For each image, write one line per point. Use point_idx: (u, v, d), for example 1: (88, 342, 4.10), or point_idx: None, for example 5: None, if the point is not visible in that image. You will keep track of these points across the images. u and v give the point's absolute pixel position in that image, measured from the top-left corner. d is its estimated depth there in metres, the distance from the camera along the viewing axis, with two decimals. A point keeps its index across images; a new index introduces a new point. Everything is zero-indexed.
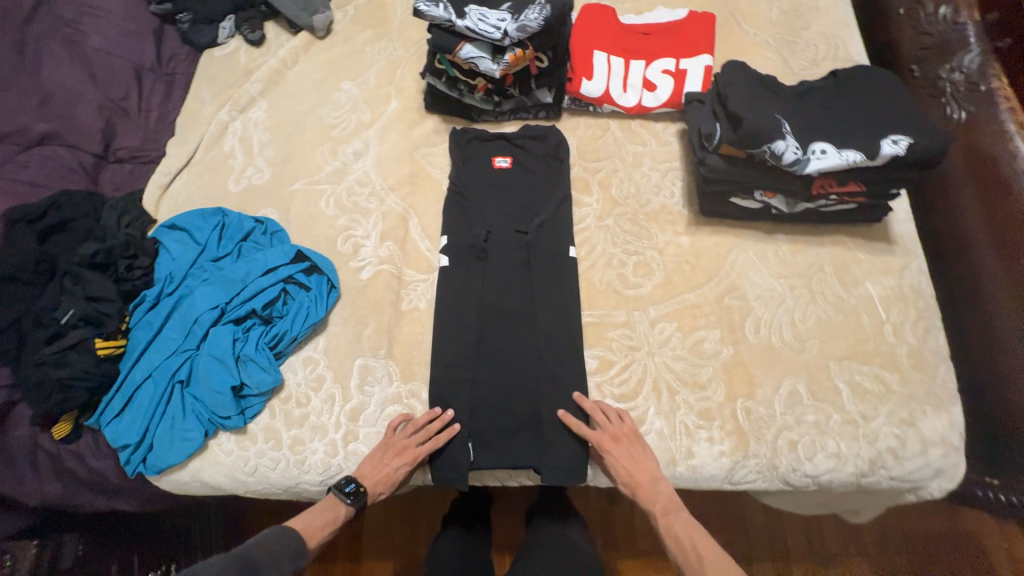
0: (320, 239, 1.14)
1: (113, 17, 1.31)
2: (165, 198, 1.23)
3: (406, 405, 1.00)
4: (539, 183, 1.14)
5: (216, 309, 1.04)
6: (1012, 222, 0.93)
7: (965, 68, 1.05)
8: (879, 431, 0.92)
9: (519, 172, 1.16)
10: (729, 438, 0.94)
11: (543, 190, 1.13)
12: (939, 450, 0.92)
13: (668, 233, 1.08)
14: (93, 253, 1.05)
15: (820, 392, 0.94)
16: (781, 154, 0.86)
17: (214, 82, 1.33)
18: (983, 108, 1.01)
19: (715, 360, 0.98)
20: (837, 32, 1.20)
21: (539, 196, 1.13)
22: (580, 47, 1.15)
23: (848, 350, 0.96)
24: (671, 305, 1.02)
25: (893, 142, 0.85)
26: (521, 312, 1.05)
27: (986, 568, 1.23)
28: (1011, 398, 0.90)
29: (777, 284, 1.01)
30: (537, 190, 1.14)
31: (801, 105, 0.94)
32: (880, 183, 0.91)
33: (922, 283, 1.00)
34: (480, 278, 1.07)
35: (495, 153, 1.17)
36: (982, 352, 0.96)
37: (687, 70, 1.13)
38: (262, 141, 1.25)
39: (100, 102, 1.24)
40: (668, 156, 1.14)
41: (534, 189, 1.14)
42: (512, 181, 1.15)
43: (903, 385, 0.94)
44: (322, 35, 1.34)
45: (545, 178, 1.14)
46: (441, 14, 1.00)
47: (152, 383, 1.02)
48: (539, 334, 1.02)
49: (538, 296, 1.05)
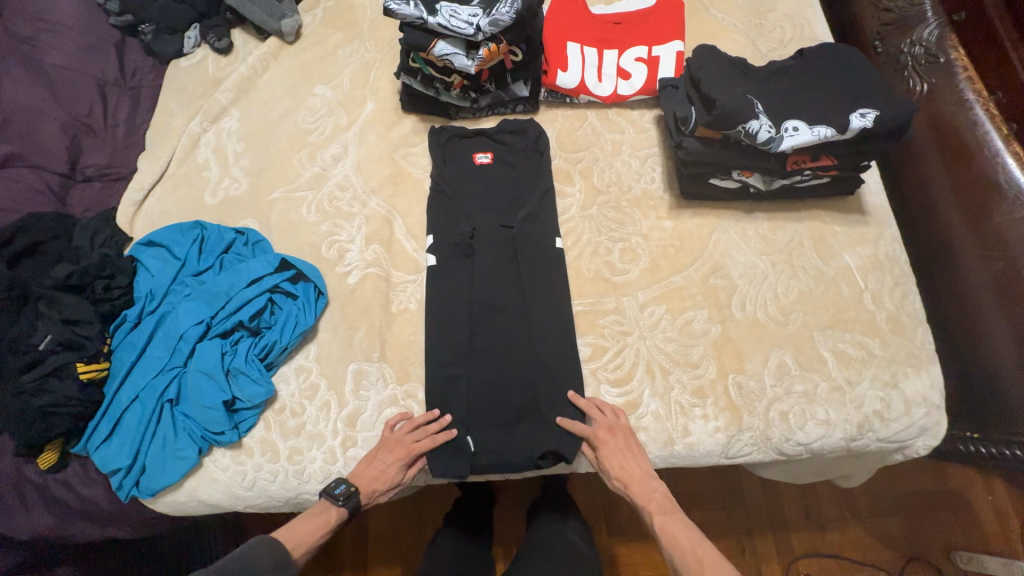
0: (304, 247, 1.13)
1: (71, 31, 1.26)
2: (139, 215, 1.20)
3: (403, 406, 1.00)
4: (521, 177, 1.15)
5: (202, 324, 1.02)
6: (977, 186, 0.97)
7: (925, 42, 1.09)
8: (865, 396, 0.95)
9: (501, 168, 1.16)
10: (723, 413, 0.96)
11: (525, 184, 1.14)
12: (923, 410, 0.95)
13: (651, 219, 1.10)
14: (67, 276, 1.02)
15: (807, 363, 0.97)
16: (755, 133, 0.88)
17: (183, 94, 1.30)
18: (944, 80, 1.05)
19: (704, 339, 1.00)
20: (801, 12, 1.23)
21: (522, 190, 1.14)
22: (553, 39, 1.16)
23: (831, 321, 0.98)
24: (658, 288, 1.04)
25: (861, 115, 0.87)
26: (512, 305, 1.06)
27: (972, 520, 1.28)
28: (986, 354, 0.95)
29: (759, 262, 1.03)
30: (519, 184, 1.14)
31: (771, 85, 0.96)
32: (852, 156, 0.93)
33: (897, 251, 1.03)
34: (469, 276, 1.07)
35: (475, 149, 1.17)
36: (955, 313, 1.00)
37: (660, 57, 1.15)
38: (236, 151, 1.23)
39: (64, 120, 1.20)
40: (647, 142, 1.16)
41: (516, 183, 1.15)
42: (494, 177, 1.16)
43: (885, 350, 0.97)
44: (291, 40, 1.31)
45: (527, 171, 1.15)
46: (412, 12, 0.99)
47: (140, 404, 1.00)
48: (532, 325, 1.03)
49: (527, 288, 1.05)
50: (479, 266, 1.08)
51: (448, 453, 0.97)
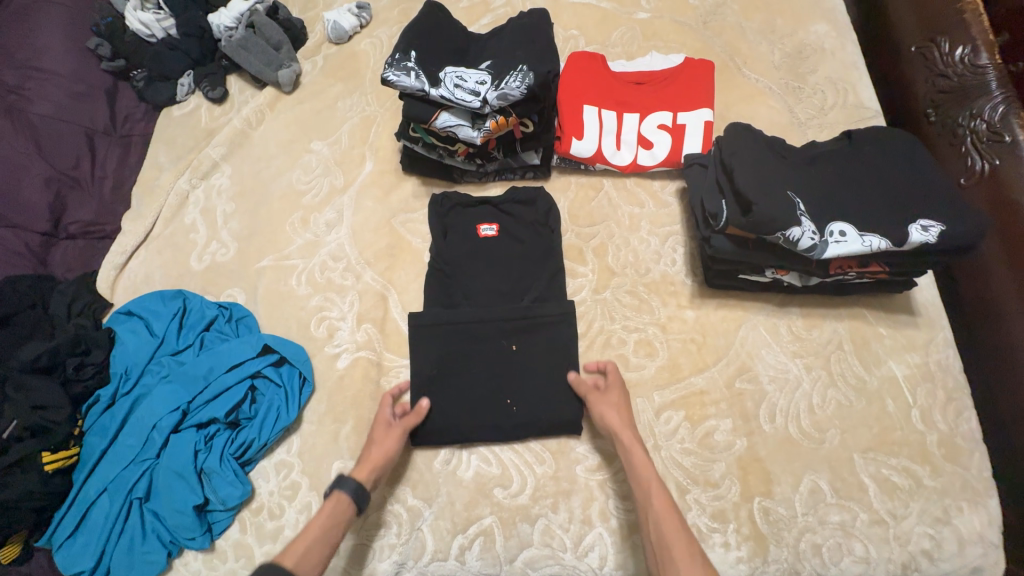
0: (291, 323, 1.05)
1: (60, 78, 1.19)
2: (121, 278, 1.13)
3: (390, 511, 0.91)
4: (531, 252, 1.05)
5: (177, 412, 0.94)
6: None
7: (987, 117, 0.95)
8: (911, 532, 0.83)
9: (507, 239, 1.06)
10: (746, 543, 0.84)
11: (534, 262, 1.04)
12: (978, 549, 0.82)
13: (670, 307, 0.99)
14: (36, 356, 0.94)
15: (844, 489, 0.86)
16: (796, 240, 0.78)
17: (173, 146, 1.24)
18: (1011, 161, 0.91)
19: (727, 454, 0.89)
20: (844, 75, 1.12)
21: (531, 263, 1.04)
22: (569, 101, 1.05)
23: (873, 441, 0.88)
24: (677, 391, 0.93)
25: (922, 228, 0.77)
26: (513, 385, 0.95)
27: None
28: None
29: (791, 365, 0.93)
30: (529, 259, 1.04)
31: (814, 174, 0.85)
32: (907, 265, 0.82)
33: (951, 359, 0.91)
34: (468, 348, 0.96)
35: (481, 219, 1.08)
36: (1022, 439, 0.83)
37: (686, 126, 1.04)
38: (226, 212, 1.16)
39: (48, 175, 1.12)
40: (668, 219, 1.05)
41: (525, 259, 1.05)
42: (500, 251, 1.06)
43: (935, 479, 0.85)
44: (289, 90, 1.24)
45: (537, 245, 1.05)
46: (413, 84, 0.90)
47: (107, 498, 0.91)
48: (530, 401, 0.94)
49: (537, 364, 0.96)
50: (483, 340, 0.97)
51: (439, 568, 0.87)
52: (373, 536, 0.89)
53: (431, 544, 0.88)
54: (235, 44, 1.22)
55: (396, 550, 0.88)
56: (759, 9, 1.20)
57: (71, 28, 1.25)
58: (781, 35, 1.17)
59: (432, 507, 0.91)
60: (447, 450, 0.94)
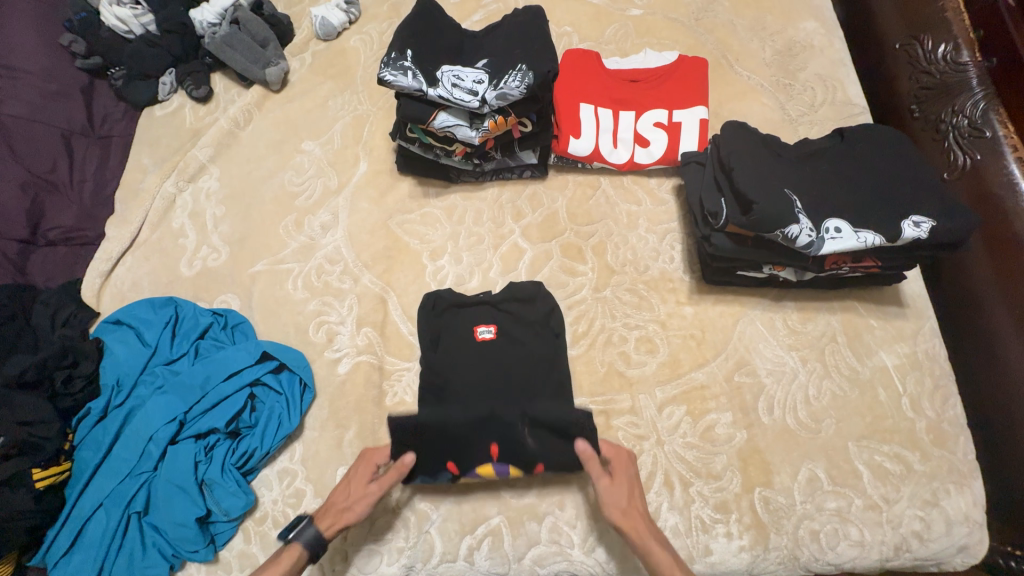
0: (289, 329, 1.03)
1: (32, 77, 1.13)
2: (106, 286, 1.09)
3: (398, 516, 0.91)
4: (541, 367, 0.95)
5: (174, 423, 0.92)
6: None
7: (968, 113, 0.98)
8: (903, 515, 0.87)
9: (512, 334, 0.98)
10: (748, 531, 0.87)
11: (545, 368, 0.95)
12: (965, 529, 0.86)
13: (670, 304, 1.00)
14: (21, 371, 0.89)
15: (840, 476, 0.89)
16: (795, 238, 0.80)
17: (156, 147, 1.20)
18: (990, 156, 0.94)
19: (728, 447, 0.91)
20: (833, 72, 1.14)
21: (542, 373, 0.94)
22: (565, 100, 1.05)
23: (866, 429, 0.91)
24: (677, 386, 0.95)
25: (914, 224, 0.80)
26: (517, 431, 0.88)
27: None
28: None
29: (788, 357, 0.95)
30: (540, 361, 0.95)
31: (807, 171, 0.87)
32: (899, 260, 0.85)
33: (937, 348, 0.95)
34: (464, 425, 0.87)
35: (483, 316, 1.00)
36: (1003, 423, 0.87)
37: (681, 123, 1.04)
38: (215, 215, 1.13)
39: (23, 180, 1.06)
40: (665, 216, 1.07)
41: (536, 365, 0.95)
42: (505, 345, 0.97)
43: (925, 464, 0.89)
44: (278, 88, 1.21)
45: (544, 351, 0.96)
46: (410, 84, 0.89)
47: (104, 513, 0.88)
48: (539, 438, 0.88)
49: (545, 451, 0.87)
50: (488, 416, 0.88)
51: (448, 569, 0.88)
52: (380, 541, 0.89)
53: (439, 546, 0.89)
54: (219, 41, 1.18)
55: (406, 553, 0.88)
56: (750, 5, 1.21)
57: (41, 22, 1.19)
58: (771, 31, 1.18)
59: (441, 510, 0.90)
60: (448, 518, 0.90)
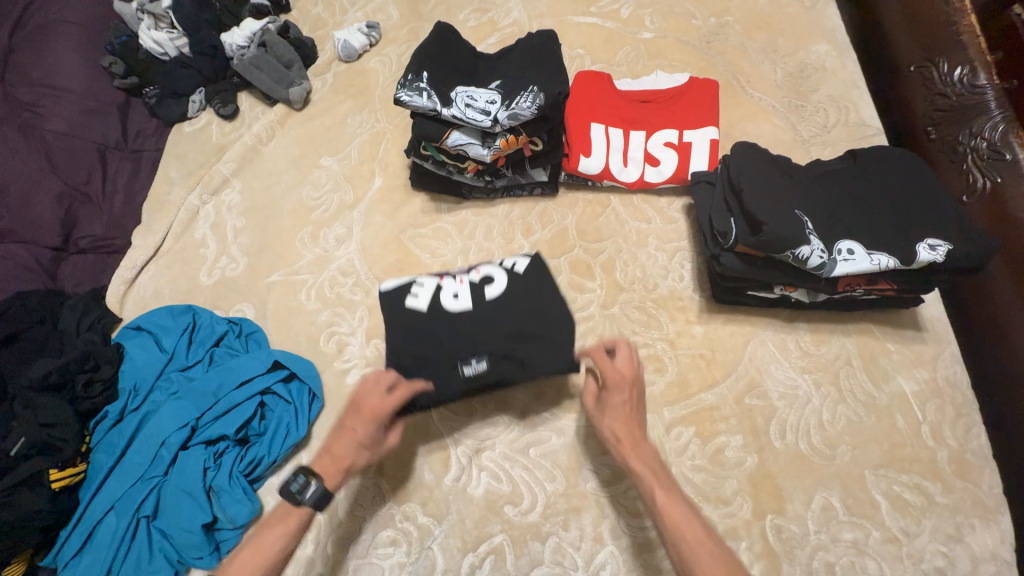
0: (300, 338, 1.05)
1: (73, 96, 1.21)
2: (130, 293, 1.14)
3: (400, 530, 0.90)
4: (520, 314, 0.84)
5: (186, 428, 0.94)
6: None
7: (987, 135, 0.97)
8: (925, 550, 0.83)
9: (500, 311, 0.84)
10: (759, 561, 0.84)
11: (535, 284, 0.89)
12: (992, 568, 0.82)
13: (679, 322, 1.00)
14: (45, 374, 0.92)
15: (856, 507, 0.85)
16: (806, 258, 0.79)
17: (183, 161, 1.25)
18: (1011, 179, 0.92)
19: (738, 471, 0.89)
20: (846, 94, 1.14)
21: (536, 312, 0.84)
22: (576, 119, 1.06)
23: (884, 458, 0.88)
24: (687, 407, 0.93)
25: (929, 247, 0.78)
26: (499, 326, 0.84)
27: None
28: None
29: (801, 380, 0.93)
30: (529, 306, 0.85)
31: (818, 192, 0.86)
32: (914, 284, 0.83)
33: (957, 375, 0.93)
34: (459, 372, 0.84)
35: (469, 332, 0.83)
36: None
37: (692, 143, 1.05)
38: (236, 227, 1.17)
39: (60, 191, 1.12)
40: (675, 235, 1.07)
41: (521, 310, 0.84)
42: (486, 315, 0.84)
43: (946, 496, 0.85)
44: (300, 107, 1.26)
45: (534, 293, 0.86)
46: (425, 104, 0.92)
47: (114, 516, 0.89)
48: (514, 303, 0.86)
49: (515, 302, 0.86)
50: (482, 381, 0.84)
51: None
52: (381, 555, 0.89)
53: (441, 563, 0.88)
54: (247, 63, 1.24)
55: (407, 568, 0.88)
56: (761, 29, 1.23)
57: (84, 44, 1.27)
58: (783, 54, 1.19)
59: (443, 526, 0.90)
60: (450, 534, 0.89)
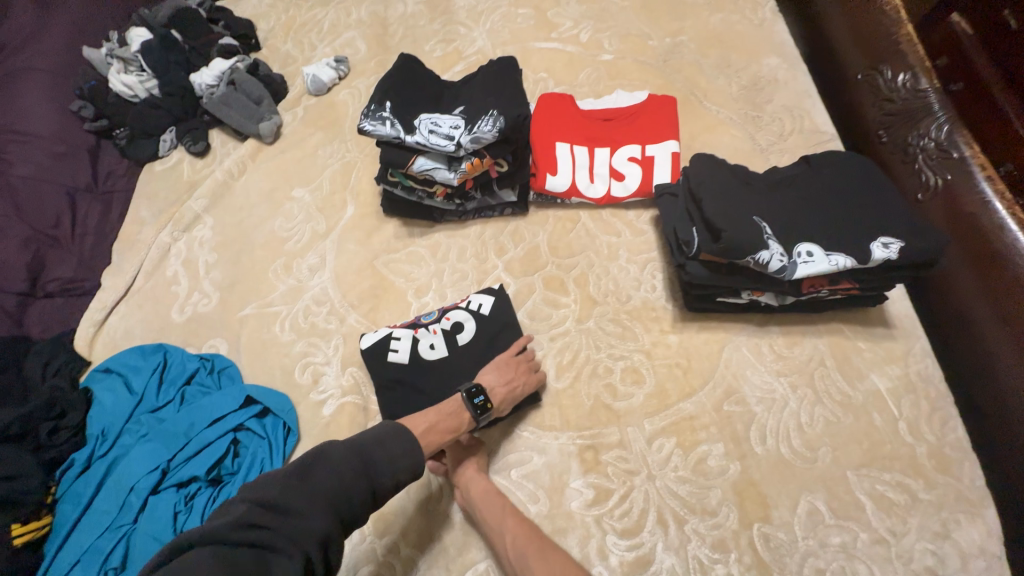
0: (275, 371, 1.03)
1: (41, 140, 1.21)
2: (99, 335, 1.11)
3: (382, 564, 0.87)
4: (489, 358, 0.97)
5: (156, 471, 0.90)
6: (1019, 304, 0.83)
7: (934, 136, 1.01)
8: (913, 550, 0.82)
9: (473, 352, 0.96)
10: (750, 573, 0.82)
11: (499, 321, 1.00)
12: (982, 564, 0.81)
13: (654, 332, 1.00)
14: (7, 425, 0.89)
15: (842, 509, 0.85)
16: (766, 263, 0.81)
17: (154, 200, 1.26)
18: (960, 177, 0.96)
19: (722, 480, 0.88)
20: (799, 103, 1.18)
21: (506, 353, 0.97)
22: (541, 139, 1.09)
23: (865, 457, 0.87)
24: (667, 418, 0.93)
25: (883, 245, 0.80)
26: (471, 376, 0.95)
27: None
28: None
29: (777, 384, 0.93)
30: (498, 346, 0.98)
31: (775, 198, 0.89)
32: (876, 281, 0.85)
33: (929, 369, 0.93)
34: None
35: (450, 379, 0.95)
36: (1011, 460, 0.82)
37: (655, 157, 1.08)
38: (208, 262, 1.17)
39: (26, 235, 1.11)
40: (645, 246, 1.08)
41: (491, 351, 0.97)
42: (463, 361, 0.96)
43: (930, 492, 0.85)
44: (271, 141, 1.28)
45: (501, 334, 0.99)
46: (389, 132, 0.94)
47: (79, 570, 0.84)
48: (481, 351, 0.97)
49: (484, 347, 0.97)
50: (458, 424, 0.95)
51: None
52: None
53: None
54: (217, 100, 1.26)
55: None
56: (714, 46, 1.28)
57: (53, 90, 1.28)
58: (736, 69, 1.24)
59: (426, 558, 0.87)
60: (433, 566, 0.86)
